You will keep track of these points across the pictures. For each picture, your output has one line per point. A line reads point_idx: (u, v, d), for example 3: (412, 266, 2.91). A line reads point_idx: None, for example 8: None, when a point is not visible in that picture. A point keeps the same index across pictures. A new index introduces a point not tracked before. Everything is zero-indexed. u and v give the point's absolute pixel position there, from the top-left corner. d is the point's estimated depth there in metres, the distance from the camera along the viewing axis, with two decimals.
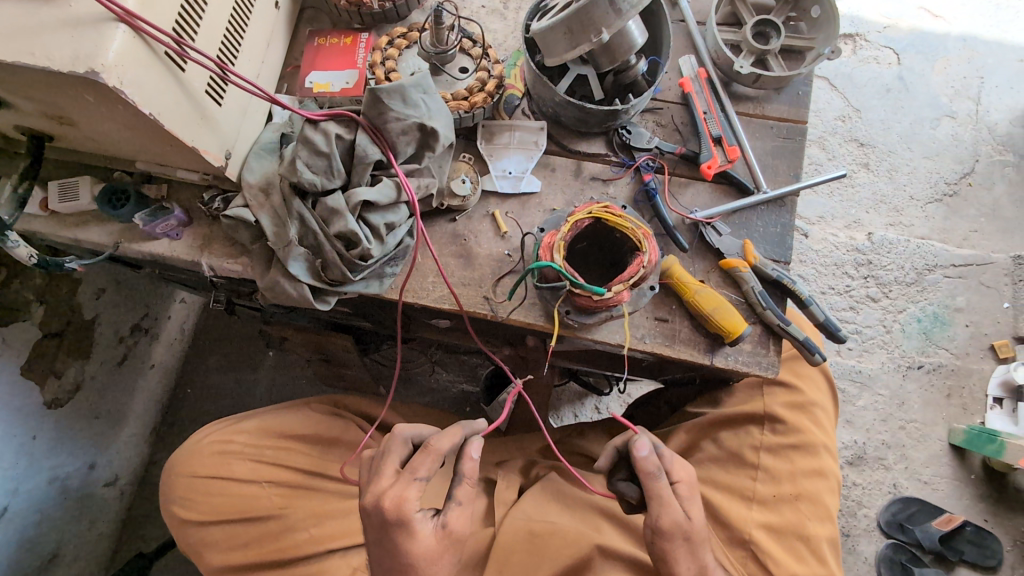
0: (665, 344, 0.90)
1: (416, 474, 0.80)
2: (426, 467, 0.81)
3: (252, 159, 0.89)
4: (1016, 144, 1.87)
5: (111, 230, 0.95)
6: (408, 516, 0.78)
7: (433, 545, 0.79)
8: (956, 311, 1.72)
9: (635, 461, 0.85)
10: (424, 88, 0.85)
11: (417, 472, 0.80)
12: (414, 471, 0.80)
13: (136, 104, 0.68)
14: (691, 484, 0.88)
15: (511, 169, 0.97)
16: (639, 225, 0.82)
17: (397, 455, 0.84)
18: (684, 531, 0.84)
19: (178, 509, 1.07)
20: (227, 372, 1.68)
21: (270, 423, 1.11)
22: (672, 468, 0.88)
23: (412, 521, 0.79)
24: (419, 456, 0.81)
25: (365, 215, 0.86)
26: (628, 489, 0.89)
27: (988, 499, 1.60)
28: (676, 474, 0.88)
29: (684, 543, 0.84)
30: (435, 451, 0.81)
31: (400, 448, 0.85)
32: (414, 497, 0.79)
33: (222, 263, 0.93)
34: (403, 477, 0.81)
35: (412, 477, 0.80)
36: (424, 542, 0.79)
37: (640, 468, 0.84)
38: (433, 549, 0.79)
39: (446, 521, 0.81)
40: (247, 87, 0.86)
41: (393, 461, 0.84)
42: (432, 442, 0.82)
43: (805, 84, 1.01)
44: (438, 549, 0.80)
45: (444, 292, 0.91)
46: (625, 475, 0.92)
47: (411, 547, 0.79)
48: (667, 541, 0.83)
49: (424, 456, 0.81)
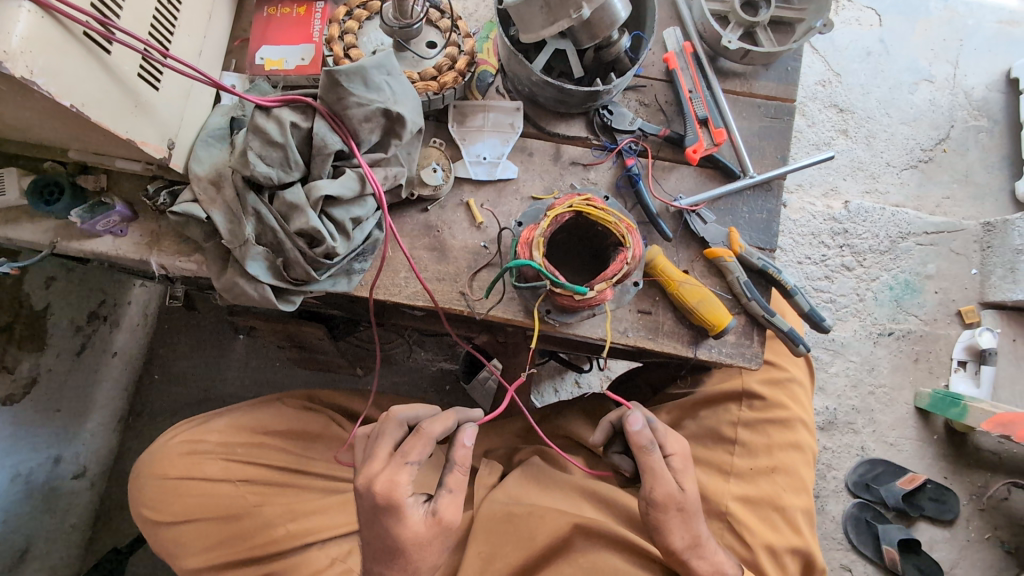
0: (648, 338, 0.87)
1: (407, 458, 0.73)
2: (419, 449, 0.73)
3: (199, 148, 0.81)
4: (990, 108, 1.86)
5: (46, 227, 0.86)
6: (398, 501, 0.71)
7: (422, 530, 0.73)
8: (927, 278, 1.74)
9: (629, 436, 0.83)
10: (387, 69, 0.78)
11: (409, 456, 0.73)
12: (405, 455, 0.73)
13: (52, 97, 0.60)
14: (685, 456, 0.86)
15: (486, 154, 0.90)
16: (622, 218, 0.77)
17: (391, 437, 0.75)
18: (678, 503, 0.83)
19: (147, 510, 1.00)
20: (194, 358, 1.57)
21: (242, 422, 1.05)
22: (666, 442, 0.86)
23: (404, 505, 0.72)
24: (410, 439, 0.73)
25: (328, 210, 0.79)
26: (622, 462, 0.90)
27: (949, 457, 1.66)
28: (670, 447, 0.86)
29: (671, 519, 0.83)
30: (427, 435, 0.73)
31: (395, 428, 0.76)
32: (407, 481, 0.72)
33: (173, 261, 0.86)
34: (394, 460, 0.73)
35: (404, 460, 0.73)
36: (414, 527, 0.73)
37: (634, 442, 0.82)
38: (423, 535, 0.73)
39: (437, 508, 0.74)
40: (186, 70, 0.77)
41: (386, 443, 0.75)
42: (425, 427, 0.74)
43: (794, 59, 0.97)
44: (429, 535, 0.74)
45: (417, 288, 0.86)
46: (619, 448, 0.91)
47: (401, 531, 0.72)
48: (662, 513, 0.83)
49: (416, 440, 0.73)
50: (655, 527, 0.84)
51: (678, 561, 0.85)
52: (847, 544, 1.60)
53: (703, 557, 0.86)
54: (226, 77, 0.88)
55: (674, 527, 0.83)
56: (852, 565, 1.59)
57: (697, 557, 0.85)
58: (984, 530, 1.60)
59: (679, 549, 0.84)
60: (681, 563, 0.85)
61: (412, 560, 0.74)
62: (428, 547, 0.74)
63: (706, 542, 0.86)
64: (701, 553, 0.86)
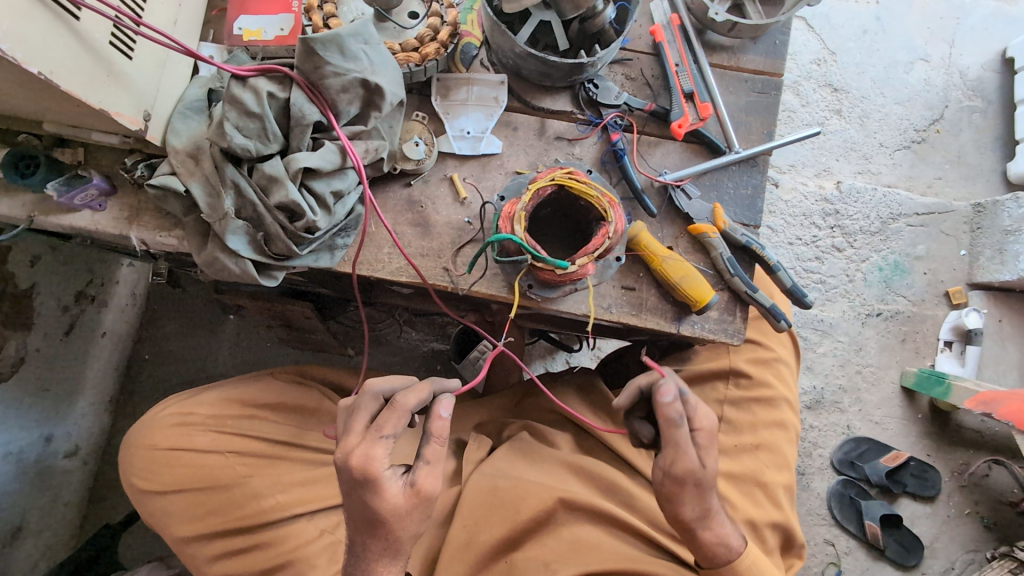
0: (632, 314, 0.87)
1: (381, 433, 0.73)
2: (393, 423, 0.73)
3: (176, 120, 0.79)
4: (985, 88, 1.85)
5: (22, 201, 0.84)
6: (375, 475, 0.72)
7: (402, 502, 0.74)
8: (916, 259, 1.75)
9: (657, 406, 0.79)
10: (364, 38, 0.76)
11: (383, 430, 0.73)
12: (380, 429, 0.73)
13: (18, 63, 0.59)
14: (712, 433, 0.83)
15: (469, 129, 0.89)
16: (604, 193, 0.77)
17: (366, 411, 0.75)
18: (696, 479, 0.81)
19: (136, 479, 1.00)
20: (186, 338, 1.57)
21: (232, 396, 1.05)
22: (695, 414, 0.82)
23: (381, 478, 0.73)
24: (386, 412, 0.73)
25: (308, 183, 0.78)
26: (642, 428, 0.86)
27: (932, 435, 1.68)
28: (698, 420, 0.82)
29: (685, 492, 0.82)
30: (402, 408, 0.73)
31: (373, 403, 0.75)
32: (382, 456, 0.73)
33: (154, 237, 0.85)
34: (369, 434, 0.73)
35: (378, 435, 0.73)
36: (393, 499, 0.74)
37: (661, 413, 0.78)
38: (402, 508, 0.74)
39: (416, 480, 0.75)
40: (160, 39, 0.75)
41: (362, 416, 0.75)
42: (398, 399, 0.74)
43: (783, 33, 0.96)
44: (409, 507, 0.75)
45: (401, 263, 0.85)
46: (641, 414, 0.87)
47: (380, 504, 0.73)
48: (678, 486, 0.81)
49: (391, 414, 0.73)
50: (667, 497, 0.83)
51: (685, 530, 0.85)
52: (831, 520, 1.63)
53: (712, 528, 0.85)
54: (204, 48, 0.86)
55: (687, 500, 0.82)
56: (835, 540, 1.62)
57: (704, 526, 0.85)
58: (964, 506, 1.64)
59: (690, 521, 0.84)
60: (688, 531, 0.85)
61: (394, 530, 0.75)
62: (408, 518, 0.75)
63: (716, 515, 0.85)
64: (709, 525, 0.85)
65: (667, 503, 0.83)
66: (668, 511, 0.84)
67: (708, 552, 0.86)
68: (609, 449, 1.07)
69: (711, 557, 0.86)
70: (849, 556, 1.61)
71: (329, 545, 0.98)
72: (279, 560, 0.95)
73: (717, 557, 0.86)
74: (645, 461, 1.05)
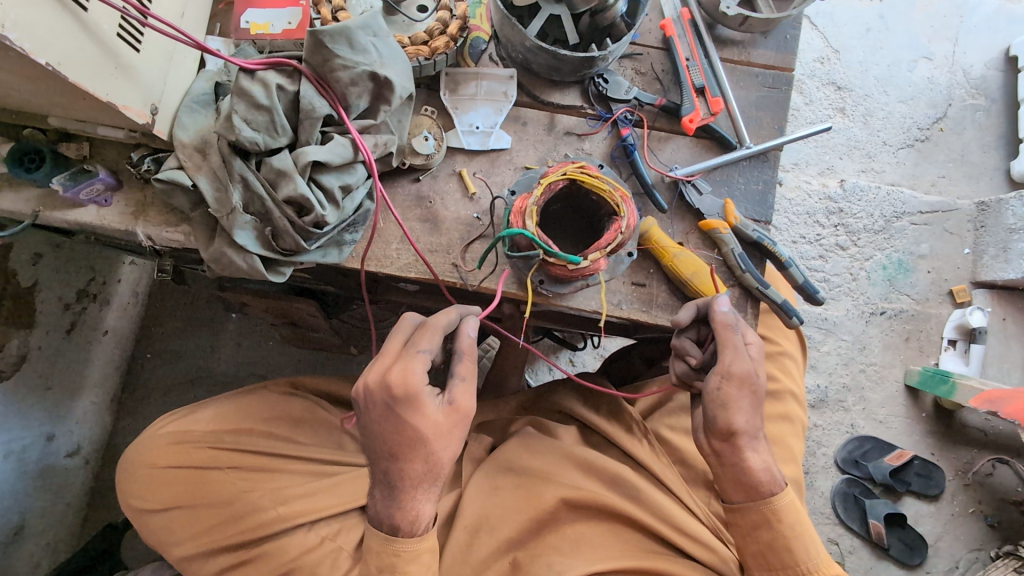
0: (642, 310, 0.87)
1: (418, 348, 0.72)
2: (428, 338, 0.73)
3: (184, 114, 0.78)
4: (988, 87, 1.85)
5: (27, 196, 0.83)
6: (415, 389, 0.70)
7: (442, 420, 0.72)
8: (920, 257, 1.74)
9: (718, 317, 0.80)
10: (373, 31, 0.76)
11: (419, 345, 0.72)
12: (416, 345, 0.72)
13: (27, 54, 0.58)
14: (761, 347, 0.84)
15: (478, 124, 0.89)
16: (617, 187, 0.76)
17: (400, 336, 0.75)
18: (752, 385, 0.81)
19: (135, 500, 0.96)
20: (187, 336, 1.56)
21: (230, 410, 1.01)
22: (745, 331, 0.83)
23: (420, 394, 0.71)
24: (419, 332, 0.74)
25: (317, 177, 0.77)
26: (691, 348, 0.85)
27: (936, 434, 1.68)
28: (749, 335, 0.83)
29: (740, 396, 0.81)
30: (435, 326, 0.73)
31: (405, 327, 0.76)
32: (421, 369, 0.71)
33: (160, 232, 0.84)
34: (406, 352, 0.72)
35: (416, 351, 0.72)
36: (433, 417, 0.72)
37: (721, 323, 0.80)
38: (443, 425, 0.73)
39: (452, 397, 0.74)
40: (168, 31, 0.75)
41: (395, 342, 0.74)
42: (431, 319, 0.74)
43: (794, 27, 0.95)
44: (448, 425, 0.73)
45: (411, 259, 0.84)
46: (692, 334, 0.86)
47: (419, 422, 0.71)
48: (734, 388, 0.80)
49: (424, 332, 0.73)
50: (721, 404, 0.80)
51: (733, 446, 0.82)
52: (835, 519, 1.62)
53: (755, 453, 0.83)
54: (211, 41, 0.86)
55: (740, 405, 0.81)
56: (839, 539, 1.60)
57: (751, 448, 0.82)
58: (968, 504, 1.63)
59: (740, 431, 0.81)
60: (735, 449, 0.82)
61: (433, 452, 0.73)
62: (447, 438, 0.73)
63: (760, 438, 0.84)
64: (754, 445, 0.83)
65: (720, 410, 0.80)
66: (720, 420, 0.80)
67: (750, 480, 0.83)
68: (614, 444, 1.06)
69: (754, 486, 0.83)
70: (853, 555, 1.60)
71: (331, 552, 0.90)
72: (281, 569, 0.90)
73: (760, 486, 0.83)
74: (650, 455, 1.03)
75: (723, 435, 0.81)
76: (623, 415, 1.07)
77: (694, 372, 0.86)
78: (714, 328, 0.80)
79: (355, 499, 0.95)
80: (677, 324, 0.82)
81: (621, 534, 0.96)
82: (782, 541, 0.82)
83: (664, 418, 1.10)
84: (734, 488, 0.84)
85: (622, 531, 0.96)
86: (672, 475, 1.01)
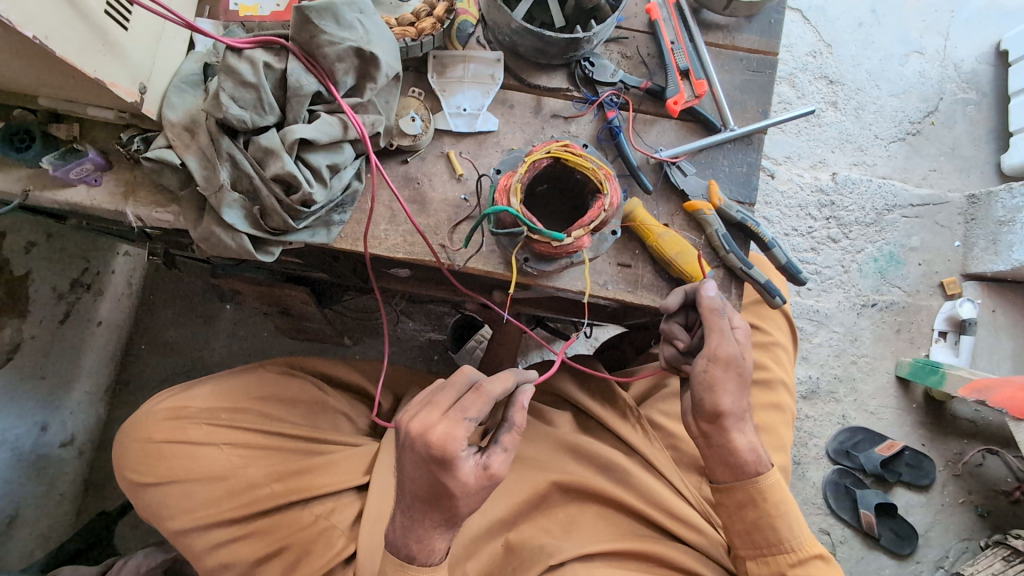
0: (627, 291, 0.87)
1: (466, 413, 0.71)
2: (478, 406, 0.72)
3: (172, 93, 0.80)
4: (979, 81, 1.86)
5: (18, 175, 0.84)
6: (452, 454, 0.70)
7: (472, 482, 0.72)
8: (910, 250, 1.75)
9: (705, 301, 0.80)
10: (359, 8, 0.78)
11: (468, 412, 0.71)
12: (464, 410, 0.72)
13: (14, 26, 0.59)
14: (747, 332, 0.85)
15: (465, 106, 0.90)
16: (600, 165, 0.78)
17: (452, 389, 0.74)
18: (738, 366, 0.82)
19: (131, 474, 0.97)
20: (182, 326, 1.56)
21: (229, 387, 1.01)
22: (732, 316, 0.84)
23: (456, 458, 0.70)
24: (471, 396, 0.73)
25: (304, 155, 0.78)
26: (679, 332, 0.86)
27: (927, 425, 1.69)
28: (736, 320, 0.84)
29: (727, 378, 0.82)
30: (488, 394, 0.73)
31: (459, 384, 0.75)
32: (461, 437, 0.70)
33: (150, 213, 0.84)
34: (452, 414, 0.71)
35: (462, 415, 0.71)
36: (464, 478, 0.72)
37: (708, 308, 0.80)
38: (472, 486, 0.73)
39: (488, 462, 0.74)
40: (157, 10, 0.75)
41: (447, 395, 0.74)
42: (485, 385, 0.73)
43: (777, 12, 0.97)
44: (477, 487, 0.73)
45: (399, 240, 0.85)
46: (681, 319, 0.87)
47: (451, 481, 0.72)
48: (721, 370, 0.81)
49: (477, 397, 0.72)
50: (707, 386, 0.81)
51: (720, 427, 0.83)
52: (827, 509, 1.62)
53: (742, 435, 0.84)
54: (200, 22, 0.87)
55: (726, 387, 0.82)
56: (830, 529, 1.61)
57: (737, 429, 0.83)
58: (959, 495, 1.65)
59: (727, 412, 0.82)
60: (722, 429, 0.83)
61: (457, 507, 0.74)
62: (473, 496, 0.74)
63: (747, 417, 0.85)
64: (741, 426, 0.84)
65: (707, 392, 0.81)
66: (707, 402, 0.82)
67: (736, 461, 0.84)
68: (606, 428, 1.06)
69: (740, 467, 0.84)
70: (845, 545, 1.61)
71: (324, 530, 0.92)
72: (278, 545, 0.92)
73: (746, 465, 0.84)
74: (643, 440, 1.03)
75: (711, 417, 0.82)
76: (616, 401, 1.07)
77: (682, 356, 0.87)
78: (701, 312, 0.81)
79: (349, 478, 0.96)
80: (665, 308, 0.83)
81: (610, 517, 0.96)
82: (767, 520, 0.83)
83: (657, 405, 1.10)
84: (721, 468, 0.85)
85: (614, 515, 0.97)
86: (664, 459, 1.02)
